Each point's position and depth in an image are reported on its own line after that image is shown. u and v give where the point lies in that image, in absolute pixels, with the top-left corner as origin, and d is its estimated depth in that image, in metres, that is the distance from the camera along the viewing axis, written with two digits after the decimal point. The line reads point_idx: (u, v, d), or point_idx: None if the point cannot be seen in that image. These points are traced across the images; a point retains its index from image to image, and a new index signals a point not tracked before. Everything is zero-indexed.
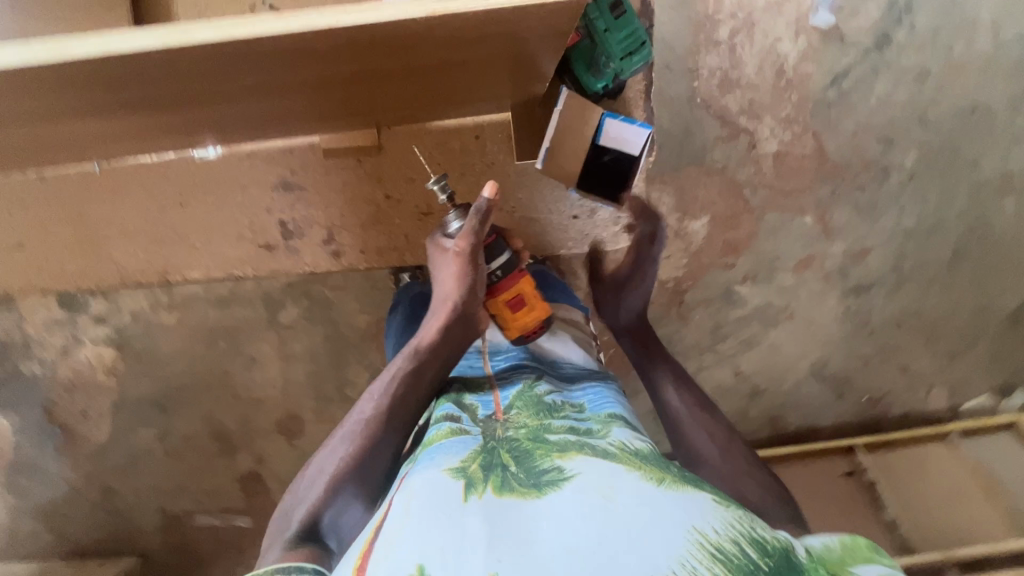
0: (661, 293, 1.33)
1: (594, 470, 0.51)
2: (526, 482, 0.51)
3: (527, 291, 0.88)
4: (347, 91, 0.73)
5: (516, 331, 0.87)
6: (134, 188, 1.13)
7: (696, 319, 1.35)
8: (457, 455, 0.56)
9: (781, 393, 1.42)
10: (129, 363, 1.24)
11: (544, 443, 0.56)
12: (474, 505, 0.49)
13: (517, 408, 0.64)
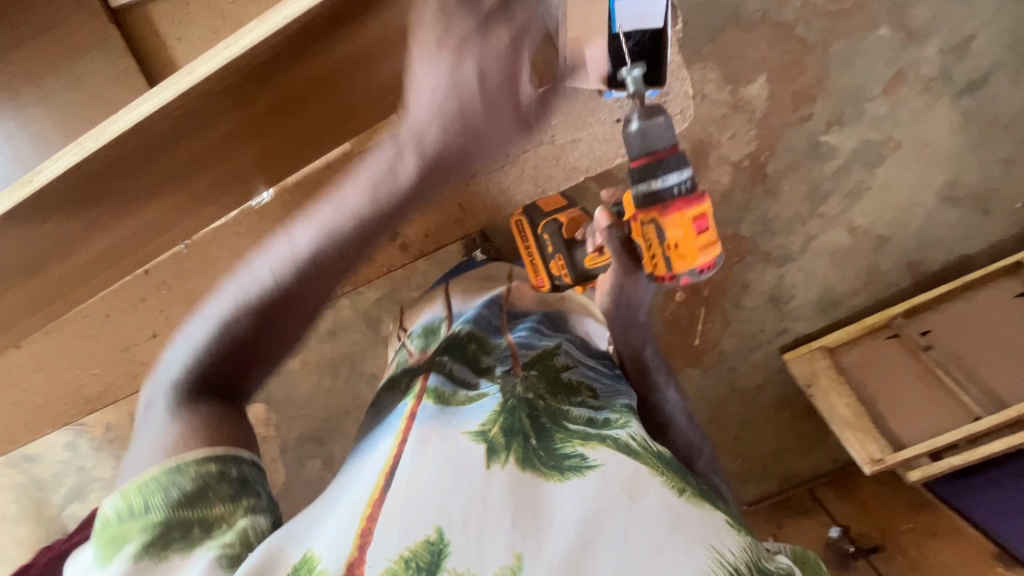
0: (739, 175, 1.22)
1: (620, 465, 0.47)
2: (545, 464, 0.47)
3: (691, 229, 0.64)
4: (337, 117, 0.83)
5: (694, 262, 0.65)
6: (206, 263, 1.04)
7: (787, 189, 1.23)
8: (474, 419, 0.50)
9: (911, 232, 1.27)
10: (276, 412, 1.39)
11: (562, 428, 0.52)
12: (498, 476, 0.44)
13: (535, 370, 0.60)
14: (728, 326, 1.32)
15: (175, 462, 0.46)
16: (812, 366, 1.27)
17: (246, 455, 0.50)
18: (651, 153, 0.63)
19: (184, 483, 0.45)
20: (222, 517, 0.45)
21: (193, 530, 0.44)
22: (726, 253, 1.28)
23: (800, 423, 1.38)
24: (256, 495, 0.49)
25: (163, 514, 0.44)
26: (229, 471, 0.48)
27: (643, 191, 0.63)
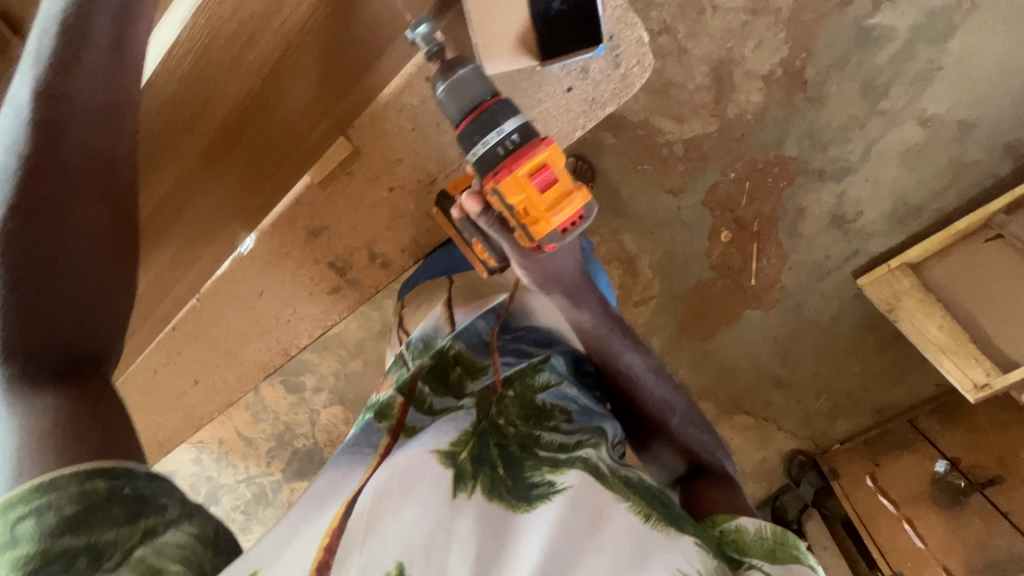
0: (774, 89, 1.07)
1: (586, 488, 0.53)
2: (512, 495, 0.53)
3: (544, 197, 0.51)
4: (268, 150, 0.63)
5: (548, 226, 0.51)
6: (226, 306, 0.76)
7: (835, 91, 1.06)
8: (447, 442, 0.55)
9: (1005, 109, 1.05)
10: (353, 408, 1.53)
11: (531, 459, 0.57)
12: (465, 506, 0.50)
13: (512, 391, 0.64)
14: (786, 258, 1.19)
15: (39, 480, 0.39)
16: (893, 288, 1.11)
17: (130, 465, 0.43)
18: (470, 113, 0.54)
19: (65, 503, 0.39)
20: (112, 544, 0.40)
21: (78, 560, 0.39)
22: (772, 179, 1.14)
23: (888, 349, 1.24)
24: (158, 510, 0.43)
25: (35, 546, 0.38)
26: (122, 488, 0.42)
27: (471, 160, 0.54)
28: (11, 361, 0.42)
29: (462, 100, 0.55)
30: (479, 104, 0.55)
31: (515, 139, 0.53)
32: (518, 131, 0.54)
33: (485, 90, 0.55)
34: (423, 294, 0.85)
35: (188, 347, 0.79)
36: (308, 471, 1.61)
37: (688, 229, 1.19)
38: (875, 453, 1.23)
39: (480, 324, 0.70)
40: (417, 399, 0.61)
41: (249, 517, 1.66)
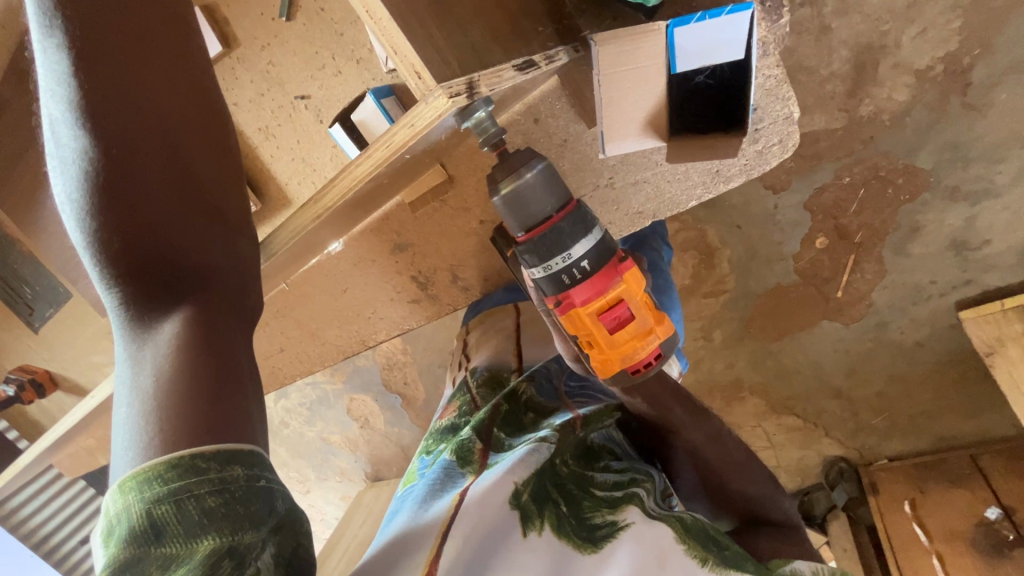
0: (925, 88, 0.91)
1: (646, 527, 0.52)
2: (579, 533, 0.52)
3: (613, 327, 0.61)
4: (380, 190, 0.74)
5: (616, 366, 0.61)
6: (311, 292, 0.90)
7: (1001, 101, 0.90)
8: (518, 475, 0.53)
9: None
10: (412, 341, 1.66)
11: (590, 495, 0.56)
12: (536, 545, 0.49)
13: (569, 430, 0.62)
14: (883, 276, 1.09)
15: (179, 456, 0.37)
16: (999, 329, 1.02)
17: (262, 453, 0.42)
18: (541, 223, 0.59)
19: (205, 494, 0.37)
20: (253, 547, 0.39)
21: (223, 564, 0.37)
22: (892, 190, 1.01)
23: (969, 383, 1.17)
24: (271, 510, 0.41)
25: (184, 549, 0.37)
26: (258, 478, 0.40)
27: (538, 277, 0.61)
28: (128, 292, 0.46)
29: (541, 218, 0.59)
30: (547, 217, 0.59)
31: (584, 267, 0.60)
32: (587, 256, 0.60)
33: (550, 202, 0.59)
34: (489, 322, 0.88)
35: (287, 317, 0.93)
36: (366, 387, 1.76)
37: (781, 229, 1.09)
38: (922, 480, 1.20)
39: (550, 368, 0.77)
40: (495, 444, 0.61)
41: (313, 414, 1.87)
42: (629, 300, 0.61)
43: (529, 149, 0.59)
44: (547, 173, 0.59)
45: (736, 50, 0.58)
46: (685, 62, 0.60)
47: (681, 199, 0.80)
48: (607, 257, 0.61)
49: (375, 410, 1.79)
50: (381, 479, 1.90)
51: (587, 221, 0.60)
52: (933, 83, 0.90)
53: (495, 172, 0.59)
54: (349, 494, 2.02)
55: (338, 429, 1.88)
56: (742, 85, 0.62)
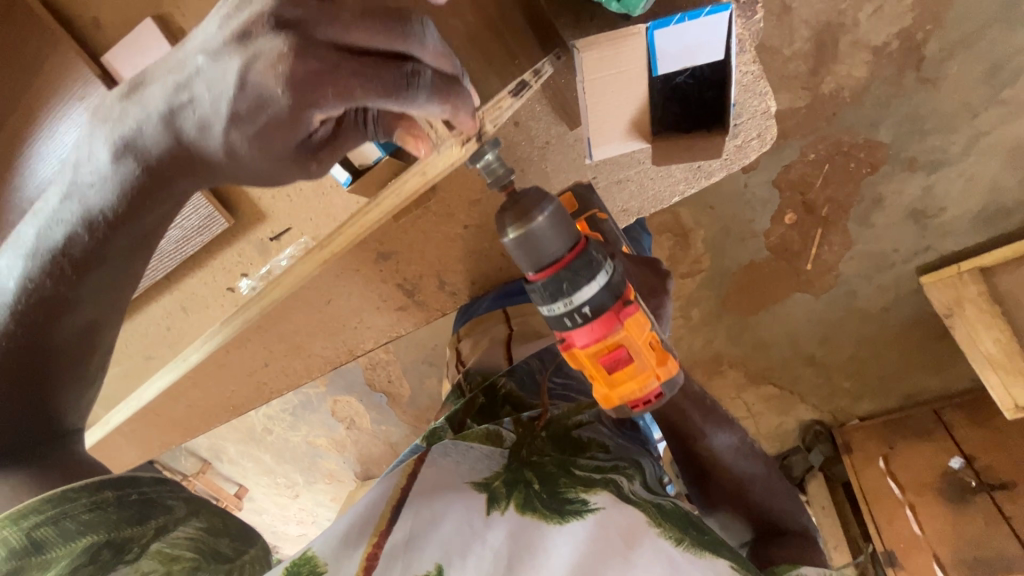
0: (883, 64, 0.93)
1: (616, 509, 0.51)
2: (548, 506, 0.50)
3: (615, 369, 0.60)
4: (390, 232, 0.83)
5: (614, 403, 0.61)
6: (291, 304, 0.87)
7: (954, 73, 0.92)
8: (478, 465, 0.54)
9: None
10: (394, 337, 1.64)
11: (569, 474, 0.55)
12: (498, 522, 0.48)
13: (543, 429, 0.63)
14: (850, 247, 1.14)
15: (54, 492, 0.50)
16: (956, 292, 1.07)
17: (137, 476, 0.54)
18: (544, 266, 0.59)
19: (80, 511, 0.49)
20: (133, 539, 0.49)
21: (104, 552, 0.48)
22: (855, 164, 1.04)
23: (932, 343, 1.23)
24: (165, 510, 0.53)
25: (81, 546, 0.47)
26: (130, 494, 0.52)
27: (545, 316, 0.62)
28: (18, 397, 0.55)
29: (543, 261, 0.59)
30: (555, 259, 0.59)
31: (587, 312, 0.59)
32: (591, 301, 0.59)
33: (559, 243, 0.59)
34: (480, 328, 0.87)
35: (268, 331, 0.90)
36: (350, 388, 1.74)
37: (752, 208, 1.12)
38: (892, 436, 1.28)
39: (532, 363, 0.77)
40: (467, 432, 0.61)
41: (296, 419, 1.84)
42: (632, 344, 0.59)
43: (536, 190, 0.60)
44: (555, 215, 0.59)
45: (714, 51, 0.63)
46: (664, 65, 0.65)
47: (664, 195, 0.85)
48: (613, 300, 0.59)
49: (361, 410, 1.78)
50: (371, 477, 1.91)
51: (601, 263, 0.59)
52: (891, 59, 0.93)
53: (505, 207, 0.60)
54: (341, 493, 2.03)
55: (324, 432, 1.86)
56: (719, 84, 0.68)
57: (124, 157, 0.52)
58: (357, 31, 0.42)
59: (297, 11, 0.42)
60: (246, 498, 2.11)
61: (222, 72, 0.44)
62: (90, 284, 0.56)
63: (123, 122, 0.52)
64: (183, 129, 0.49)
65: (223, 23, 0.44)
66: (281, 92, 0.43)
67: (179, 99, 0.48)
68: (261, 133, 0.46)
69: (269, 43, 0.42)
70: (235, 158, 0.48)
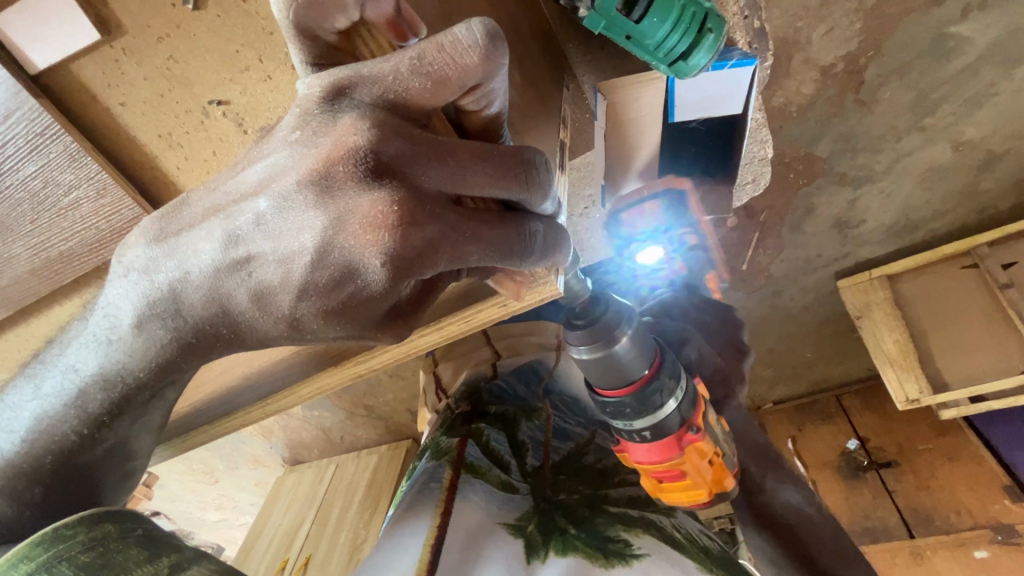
0: (828, 83, 0.97)
1: (659, 551, 0.55)
2: (589, 544, 0.55)
3: (664, 484, 0.61)
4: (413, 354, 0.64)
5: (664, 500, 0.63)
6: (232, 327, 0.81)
7: (886, 98, 0.99)
8: (511, 510, 0.58)
9: None
10: None
11: (604, 513, 0.60)
12: (542, 570, 0.51)
13: (564, 471, 0.66)
14: (782, 251, 1.22)
15: (42, 533, 0.42)
16: (866, 296, 1.19)
17: (132, 512, 0.47)
18: (615, 386, 0.58)
19: (77, 552, 0.42)
20: None
21: None
22: (793, 175, 1.10)
23: (841, 338, 1.35)
24: (174, 547, 0.47)
25: None
26: (134, 530, 0.46)
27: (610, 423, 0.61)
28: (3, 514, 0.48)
29: (611, 382, 0.58)
30: (628, 382, 0.58)
31: (644, 435, 0.59)
32: (647, 427, 0.59)
33: (640, 367, 0.58)
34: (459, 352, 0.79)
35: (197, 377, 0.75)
36: None
37: None
38: (802, 420, 1.42)
39: (516, 388, 0.74)
40: (479, 471, 0.61)
41: None
42: (689, 467, 0.59)
43: (622, 305, 0.57)
44: (637, 339, 0.57)
45: (729, 101, 0.75)
46: (682, 108, 0.75)
47: None
48: (685, 422, 0.59)
49: None
50: (301, 462, 1.82)
51: (676, 381, 0.60)
52: (842, 78, 0.96)
53: (578, 321, 0.57)
54: (265, 478, 1.93)
55: None
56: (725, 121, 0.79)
57: (156, 328, 0.42)
58: (471, 177, 0.37)
59: (396, 149, 0.35)
60: (156, 485, 1.95)
61: (292, 230, 0.36)
62: (120, 426, 0.49)
63: (149, 278, 0.41)
64: (233, 295, 0.40)
65: (296, 160, 0.36)
66: (379, 265, 0.36)
67: (234, 260, 0.38)
68: (338, 305, 0.38)
69: (364, 199, 0.35)
70: (303, 332, 0.40)
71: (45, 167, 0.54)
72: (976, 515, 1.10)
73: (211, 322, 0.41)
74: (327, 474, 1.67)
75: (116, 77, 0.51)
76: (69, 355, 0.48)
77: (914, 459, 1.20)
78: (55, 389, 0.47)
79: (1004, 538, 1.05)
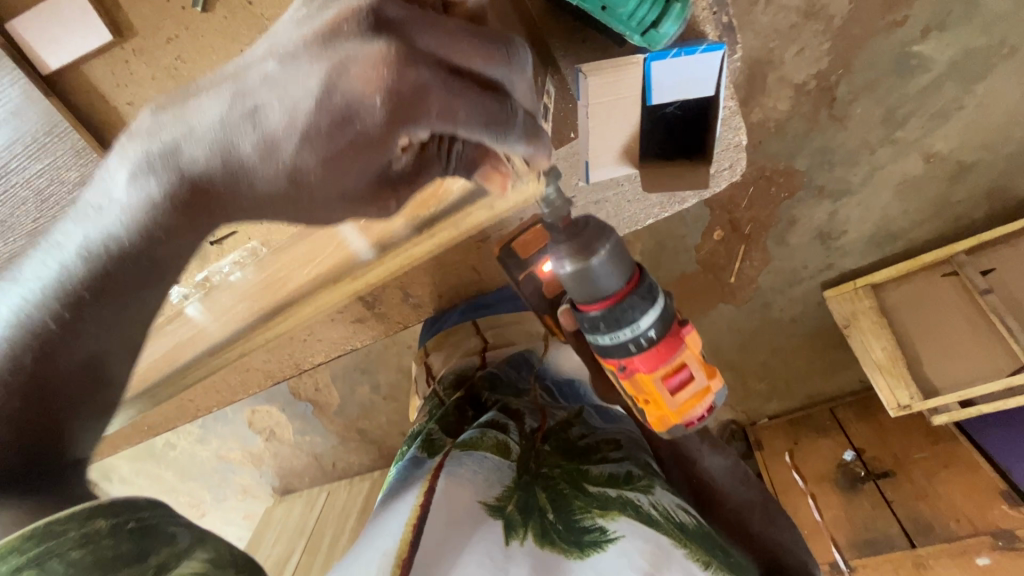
0: (802, 100, 1.02)
1: (641, 535, 0.51)
2: (568, 536, 0.50)
3: (668, 391, 0.65)
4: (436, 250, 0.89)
5: (673, 420, 0.67)
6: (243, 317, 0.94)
7: (858, 114, 1.04)
8: (490, 487, 0.54)
9: (1002, 157, 1.08)
10: None
11: (583, 494, 0.55)
12: (520, 553, 0.47)
13: (549, 446, 0.64)
14: (768, 263, 1.25)
15: (29, 528, 0.37)
16: (853, 305, 1.22)
17: (128, 499, 0.42)
18: (604, 298, 0.61)
19: (69, 548, 0.38)
20: None
21: None
22: (775, 188, 1.14)
23: (831, 349, 1.37)
24: (167, 541, 0.42)
25: None
26: (128, 521, 0.41)
27: (605, 347, 0.63)
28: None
29: (600, 292, 0.61)
30: (614, 291, 0.61)
31: (650, 336, 0.62)
32: (652, 326, 0.62)
33: (623, 274, 0.61)
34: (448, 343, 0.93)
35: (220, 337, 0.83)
36: (269, 397, 1.61)
37: (684, 223, 1.19)
38: (797, 433, 1.42)
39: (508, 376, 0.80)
40: (475, 442, 0.60)
41: (206, 431, 1.68)
42: (690, 363, 0.65)
43: (597, 219, 0.61)
44: (616, 247, 0.61)
45: (706, 87, 0.70)
46: (660, 96, 0.71)
47: (639, 216, 0.91)
48: (673, 317, 0.65)
49: (283, 420, 1.65)
50: (291, 492, 1.78)
51: (651, 293, 0.63)
52: (816, 94, 1.01)
53: (560, 236, 0.60)
54: (255, 511, 1.88)
55: (238, 444, 1.71)
56: (706, 113, 0.75)
57: (151, 177, 0.46)
58: (459, 45, 0.44)
59: (397, 12, 0.43)
60: None
61: (299, 77, 0.44)
62: (97, 325, 0.46)
63: (153, 137, 0.46)
64: (241, 143, 0.46)
65: (304, 24, 0.45)
66: (378, 100, 0.43)
67: (244, 109, 0.45)
68: (341, 146, 0.46)
69: (363, 46, 0.42)
70: (302, 177, 0.48)
71: (52, 163, 0.72)
72: (976, 521, 1.05)
73: (214, 174, 0.46)
74: (319, 503, 1.63)
75: (125, 76, 0.69)
76: (52, 235, 0.47)
77: (911, 468, 1.20)
78: (36, 269, 0.46)
79: (1005, 544, 0.99)
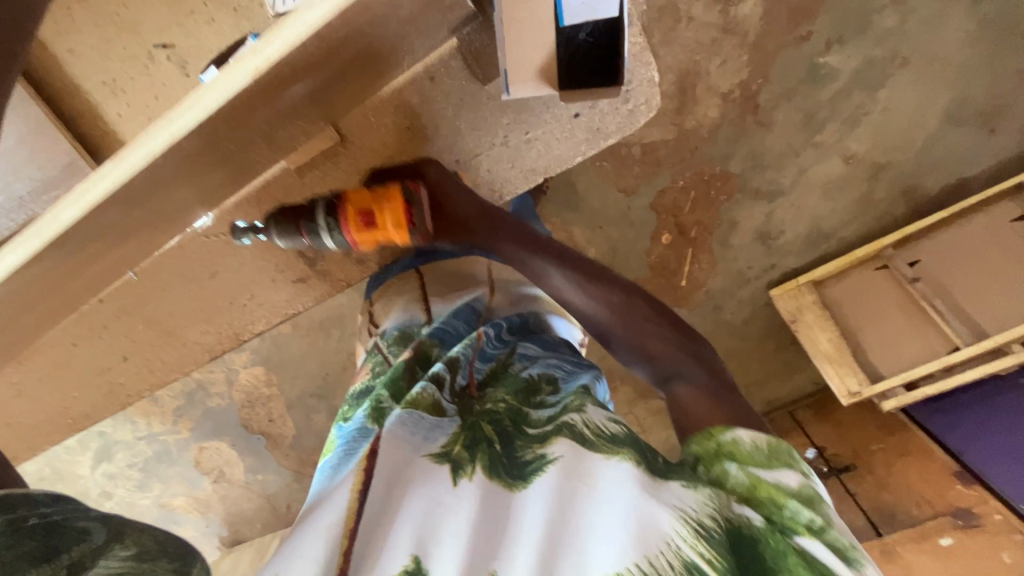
0: (729, 107, 1.12)
1: (575, 455, 0.50)
2: (510, 472, 0.51)
3: (368, 229, 0.78)
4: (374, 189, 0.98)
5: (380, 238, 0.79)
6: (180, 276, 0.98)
7: (781, 120, 1.14)
8: (437, 440, 0.54)
9: (911, 157, 1.19)
10: (278, 372, 1.38)
11: (523, 434, 0.55)
12: (467, 490, 0.48)
13: (492, 388, 0.64)
14: (715, 265, 1.31)
15: None
16: (798, 302, 1.27)
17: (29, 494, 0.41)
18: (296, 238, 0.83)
19: None
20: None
21: None
22: (714, 191, 1.22)
23: (783, 349, 1.41)
24: (80, 537, 0.40)
25: None
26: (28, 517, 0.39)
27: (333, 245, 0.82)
28: None
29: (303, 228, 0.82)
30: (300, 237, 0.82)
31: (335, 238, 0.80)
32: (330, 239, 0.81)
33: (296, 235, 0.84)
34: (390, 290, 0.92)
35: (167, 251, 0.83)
36: (218, 433, 1.43)
37: (634, 228, 1.24)
38: None
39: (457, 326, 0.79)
40: (413, 402, 0.58)
41: (148, 475, 1.46)
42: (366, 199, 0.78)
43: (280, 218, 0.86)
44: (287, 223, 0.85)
45: (609, 8, 0.75)
46: (571, 16, 0.76)
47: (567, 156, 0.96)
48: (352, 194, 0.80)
49: (233, 458, 1.47)
50: (240, 542, 1.57)
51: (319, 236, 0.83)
52: (743, 102, 1.10)
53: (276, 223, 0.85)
54: None
55: (183, 489, 1.50)
56: (616, 37, 0.78)
57: None
58: None
59: None
60: None
61: None
62: None
63: None
64: None
65: None
66: None
67: None
68: None
69: None
70: None
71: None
72: (935, 503, 1.06)
73: None
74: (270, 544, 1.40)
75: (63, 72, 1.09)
76: None
77: (869, 459, 1.21)
78: None
79: (963, 522, 1.00)
